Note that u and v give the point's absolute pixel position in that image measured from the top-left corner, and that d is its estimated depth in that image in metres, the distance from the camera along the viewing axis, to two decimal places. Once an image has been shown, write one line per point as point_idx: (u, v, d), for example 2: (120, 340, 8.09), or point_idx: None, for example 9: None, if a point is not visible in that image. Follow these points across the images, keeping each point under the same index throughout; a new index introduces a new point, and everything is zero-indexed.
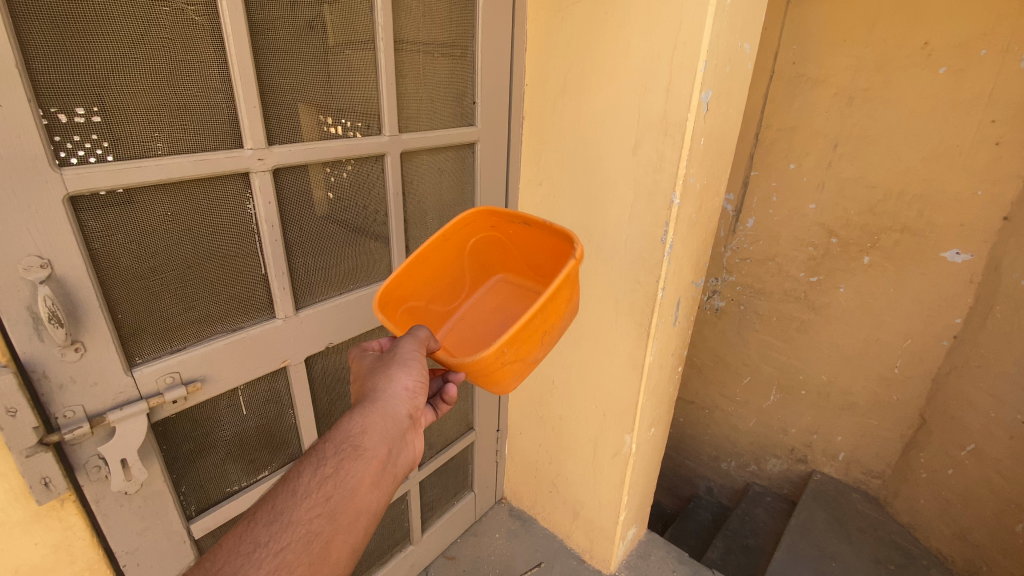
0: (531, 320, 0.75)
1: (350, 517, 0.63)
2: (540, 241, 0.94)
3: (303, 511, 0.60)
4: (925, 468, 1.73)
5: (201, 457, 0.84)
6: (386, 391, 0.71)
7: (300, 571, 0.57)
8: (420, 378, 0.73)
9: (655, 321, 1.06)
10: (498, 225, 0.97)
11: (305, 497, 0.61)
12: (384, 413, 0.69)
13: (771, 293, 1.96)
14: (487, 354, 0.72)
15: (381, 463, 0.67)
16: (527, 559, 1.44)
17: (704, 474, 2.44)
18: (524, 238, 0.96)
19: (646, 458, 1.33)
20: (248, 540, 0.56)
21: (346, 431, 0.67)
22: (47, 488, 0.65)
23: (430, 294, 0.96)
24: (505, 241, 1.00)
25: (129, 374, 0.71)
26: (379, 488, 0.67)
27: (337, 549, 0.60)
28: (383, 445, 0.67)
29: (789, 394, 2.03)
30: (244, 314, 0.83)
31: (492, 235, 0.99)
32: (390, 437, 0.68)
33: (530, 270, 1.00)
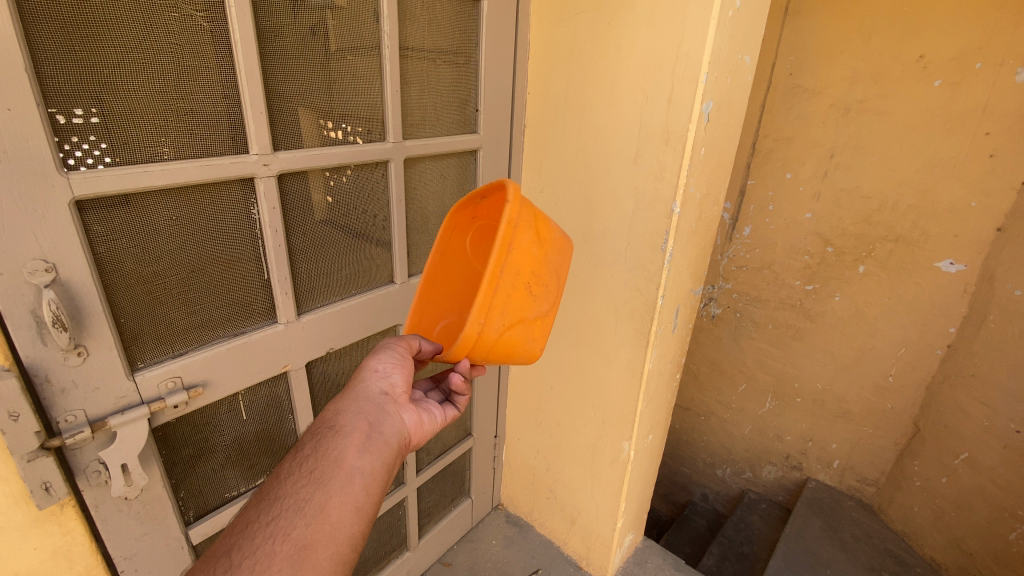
0: (497, 281, 0.70)
1: (341, 480, 0.63)
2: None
3: (289, 483, 0.62)
4: (919, 476, 1.74)
5: (200, 462, 0.84)
6: (358, 378, 0.76)
7: (298, 533, 0.57)
8: (391, 358, 0.77)
9: (655, 328, 1.07)
10: (478, 212, 0.92)
11: (290, 474, 0.63)
12: (356, 392, 0.74)
13: (767, 301, 1.98)
14: (466, 335, 0.71)
15: (364, 432, 0.69)
16: (524, 565, 1.44)
17: (699, 481, 2.44)
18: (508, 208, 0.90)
19: (644, 465, 1.33)
20: (241, 523, 0.59)
21: (323, 418, 0.71)
22: (48, 493, 0.65)
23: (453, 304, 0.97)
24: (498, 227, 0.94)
25: (130, 379, 0.70)
26: (369, 454, 0.67)
27: (336, 510, 0.60)
28: (360, 420, 0.70)
29: (785, 402, 2.04)
30: (245, 319, 0.83)
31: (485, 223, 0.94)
32: (367, 413, 0.71)
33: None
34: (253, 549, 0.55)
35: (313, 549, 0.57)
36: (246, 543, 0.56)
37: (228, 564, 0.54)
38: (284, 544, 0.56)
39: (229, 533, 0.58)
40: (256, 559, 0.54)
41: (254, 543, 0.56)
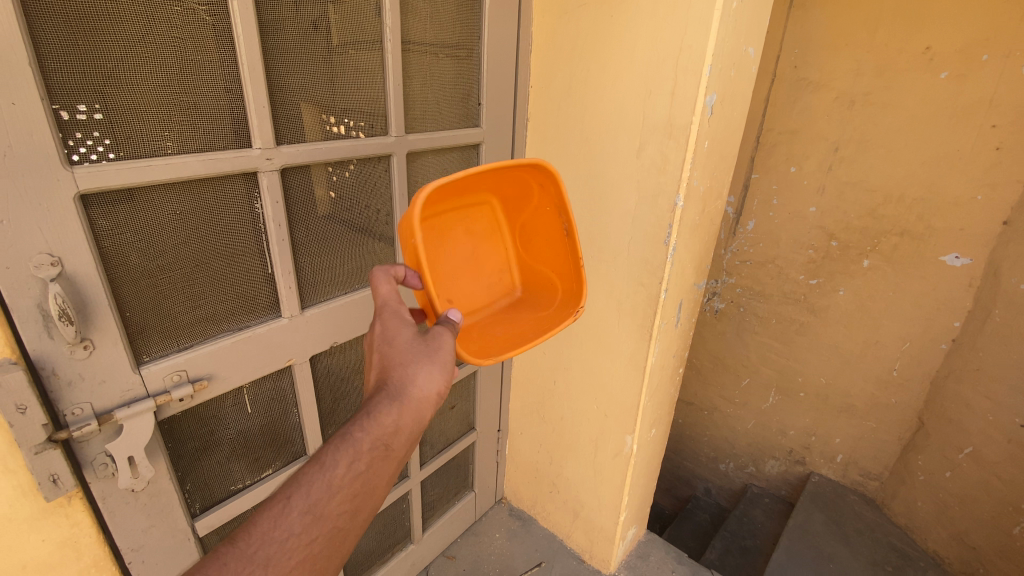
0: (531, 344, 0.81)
1: (367, 513, 0.61)
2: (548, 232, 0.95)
3: (332, 509, 0.58)
4: (923, 471, 1.74)
5: (206, 455, 0.85)
6: (422, 385, 0.65)
7: (321, 565, 0.57)
8: (450, 377, 0.68)
9: (657, 322, 1.07)
10: (541, 189, 0.90)
11: (336, 494, 0.58)
12: (416, 405, 0.64)
13: (771, 295, 1.97)
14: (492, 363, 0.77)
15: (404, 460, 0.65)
16: (527, 559, 1.45)
17: (702, 475, 2.44)
18: (540, 219, 0.95)
19: (647, 458, 1.33)
20: (279, 529, 0.55)
21: (382, 426, 0.61)
22: (56, 485, 0.65)
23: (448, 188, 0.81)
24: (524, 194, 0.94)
25: (136, 372, 0.71)
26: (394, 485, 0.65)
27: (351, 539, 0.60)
28: (408, 446, 0.64)
29: (789, 396, 2.03)
30: (250, 312, 0.84)
31: (529, 181, 0.91)
32: (415, 436, 0.65)
33: (519, 243, 1.01)
34: (285, 572, 0.54)
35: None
36: (279, 562, 0.54)
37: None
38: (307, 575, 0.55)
39: (267, 539, 0.54)
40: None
41: (286, 564, 0.54)
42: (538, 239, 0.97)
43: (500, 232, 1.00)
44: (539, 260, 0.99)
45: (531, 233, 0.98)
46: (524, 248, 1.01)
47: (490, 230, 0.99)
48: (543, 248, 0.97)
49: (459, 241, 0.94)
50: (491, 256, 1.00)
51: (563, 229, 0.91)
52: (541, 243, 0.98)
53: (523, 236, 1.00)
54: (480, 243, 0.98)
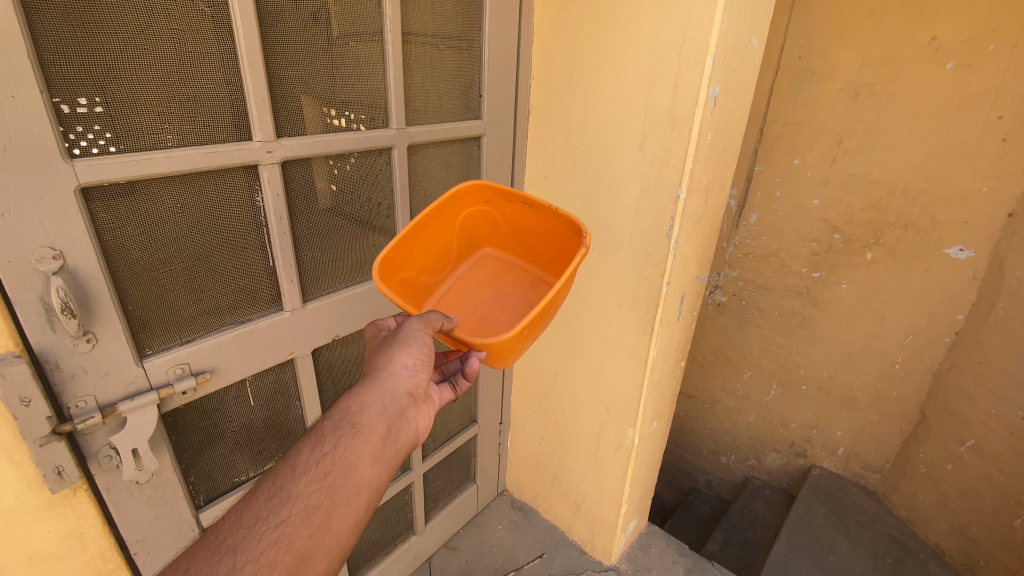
0: (547, 305, 0.77)
1: (350, 491, 0.62)
2: (534, 225, 0.98)
3: (301, 486, 0.60)
4: (924, 464, 1.74)
5: (209, 448, 0.85)
6: (387, 371, 0.71)
7: (301, 543, 0.57)
8: (422, 358, 0.73)
9: (659, 315, 1.07)
10: (494, 201, 0.99)
11: (306, 473, 0.62)
12: (381, 388, 0.70)
13: (773, 289, 1.97)
14: (510, 336, 0.73)
15: (381, 436, 0.67)
16: (529, 550, 1.46)
17: (704, 468, 2.45)
18: (521, 218, 0.99)
19: (648, 451, 1.33)
20: (250, 514, 0.58)
21: (345, 410, 0.68)
22: (60, 477, 0.66)
23: (420, 265, 0.95)
24: (496, 217, 1.02)
25: (139, 365, 0.71)
26: (381, 464, 0.66)
27: (337, 522, 0.60)
28: (381, 422, 0.68)
29: (791, 389, 2.03)
30: (252, 306, 0.84)
31: (485, 210, 1.01)
32: (388, 414, 0.69)
33: (524, 250, 1.05)
34: (255, 554, 0.55)
35: (309, 562, 0.57)
36: (251, 544, 0.56)
37: (230, 565, 0.54)
38: (285, 554, 0.56)
39: (237, 524, 0.57)
40: (258, 566, 0.54)
41: (257, 546, 0.55)
42: (533, 233, 1.00)
43: (514, 262, 1.08)
44: (546, 251, 1.01)
45: (526, 233, 1.02)
46: (532, 246, 1.03)
47: (505, 269, 1.08)
48: (544, 238, 0.99)
49: (482, 296, 1.05)
50: (520, 282, 1.06)
51: (527, 206, 0.95)
52: (535, 235, 1.00)
53: (524, 242, 1.04)
54: (502, 283, 1.07)
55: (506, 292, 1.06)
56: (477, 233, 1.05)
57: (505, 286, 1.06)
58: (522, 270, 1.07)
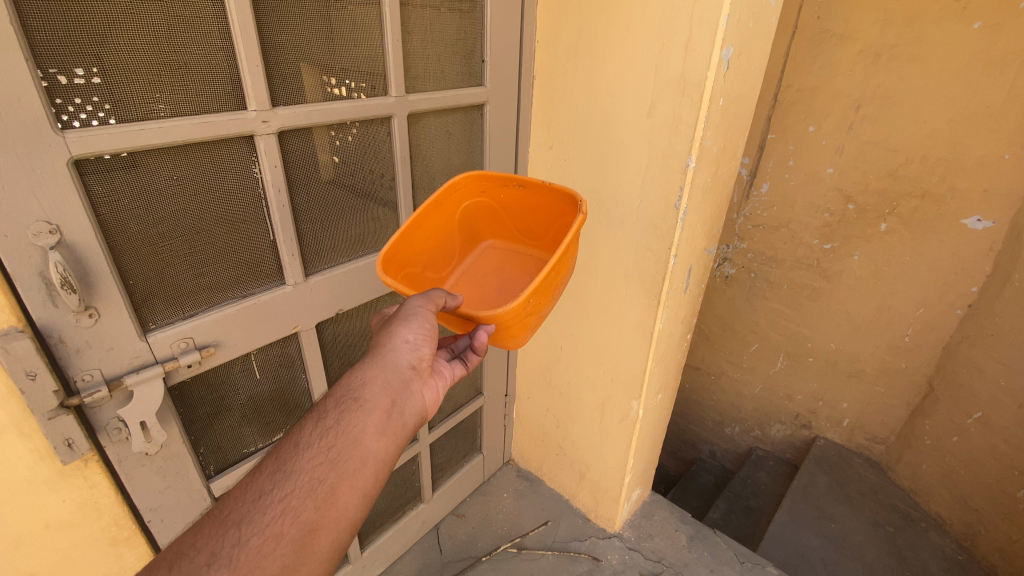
0: (551, 270, 0.76)
1: (356, 464, 0.63)
2: (533, 206, 0.97)
3: (305, 460, 0.61)
4: (929, 435, 1.74)
5: (218, 420, 0.86)
6: (388, 346, 0.71)
7: (307, 515, 0.58)
8: (423, 332, 0.72)
9: (666, 288, 1.05)
10: (489, 190, 0.98)
11: (309, 448, 0.63)
12: (382, 363, 0.70)
13: (783, 261, 1.94)
14: (514, 305, 0.72)
15: (385, 410, 0.67)
16: (534, 517, 1.49)
17: (708, 438, 2.47)
18: (518, 202, 0.98)
19: (653, 423, 1.34)
20: (255, 489, 0.59)
21: (348, 386, 0.68)
22: (71, 449, 0.67)
23: (424, 261, 0.93)
24: (495, 206, 1.01)
25: (143, 340, 0.71)
26: (386, 437, 0.66)
27: (345, 494, 0.61)
28: (384, 396, 0.68)
29: (798, 362, 2.03)
30: (254, 280, 0.83)
31: (483, 201, 1.00)
32: (392, 388, 0.69)
33: (523, 235, 1.03)
34: (261, 527, 0.56)
35: (316, 534, 0.58)
36: (256, 517, 0.57)
37: (236, 537, 0.55)
38: (291, 526, 0.57)
39: (241, 499, 0.58)
40: (264, 538, 0.56)
41: (262, 519, 0.57)
42: (532, 215, 0.99)
43: (517, 250, 1.06)
44: (548, 231, 0.98)
45: (525, 218, 1.00)
46: (531, 228, 1.01)
47: (508, 257, 1.06)
48: (543, 218, 0.97)
49: (488, 287, 1.03)
50: (524, 268, 1.04)
51: (523, 187, 0.94)
52: (535, 214, 0.98)
53: (524, 227, 1.02)
54: (507, 272, 1.04)
55: (512, 279, 1.03)
56: (477, 227, 1.04)
57: (511, 273, 1.03)
58: (527, 256, 1.05)
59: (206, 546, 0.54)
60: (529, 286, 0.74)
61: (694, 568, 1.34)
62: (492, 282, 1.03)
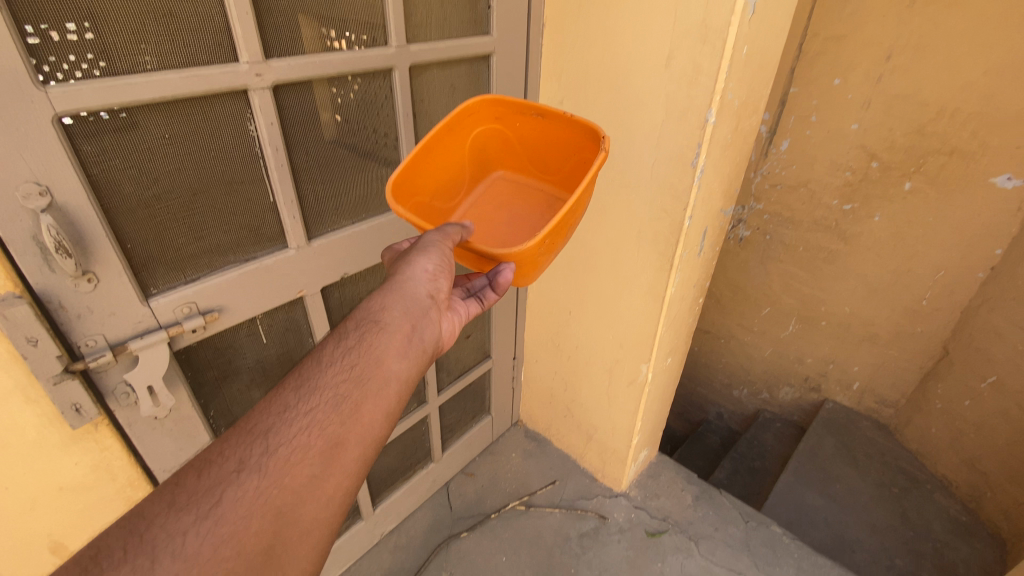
0: (569, 209, 0.73)
1: (379, 383, 0.62)
2: (547, 137, 0.92)
3: (330, 376, 0.61)
4: (941, 399, 1.73)
5: (227, 383, 0.86)
6: (408, 271, 0.69)
7: (333, 430, 0.58)
8: (443, 261, 0.70)
9: (679, 251, 1.02)
10: (504, 117, 0.93)
11: (333, 365, 0.62)
12: (403, 286, 0.68)
13: (800, 222, 1.87)
14: (531, 245, 0.70)
15: (406, 333, 0.66)
16: (542, 476, 1.52)
17: (715, 401, 2.48)
18: (533, 133, 0.94)
19: (662, 387, 1.33)
20: (279, 402, 0.58)
21: (369, 308, 0.67)
22: (79, 413, 0.67)
23: (434, 189, 0.90)
24: (509, 135, 0.97)
25: (145, 305, 0.70)
26: (408, 359, 0.66)
27: (369, 412, 0.61)
28: (406, 318, 0.67)
29: (810, 325, 2.00)
30: (256, 244, 0.81)
31: (496, 129, 0.95)
32: (413, 312, 0.68)
33: (538, 169, 0.99)
34: (288, 439, 0.55)
35: (342, 448, 0.57)
36: (283, 428, 0.56)
37: (263, 447, 0.54)
38: (318, 439, 0.56)
39: (265, 411, 0.57)
40: (292, 448, 0.55)
41: (289, 431, 0.56)
42: (546, 148, 0.94)
43: (527, 181, 1.02)
44: (560, 165, 0.94)
45: (538, 151, 0.96)
46: (545, 162, 0.97)
47: (519, 189, 1.03)
48: (560, 152, 0.93)
49: (497, 219, 1.00)
50: (534, 201, 1.01)
51: (540, 115, 0.89)
52: (549, 146, 0.93)
53: (537, 161, 0.98)
54: (517, 204, 1.01)
55: (522, 211, 1.00)
56: (489, 155, 0.99)
57: (521, 205, 1.01)
58: (538, 190, 1.01)
59: (233, 454, 0.54)
60: (547, 225, 0.71)
61: (699, 526, 1.36)
62: (501, 214, 1.00)
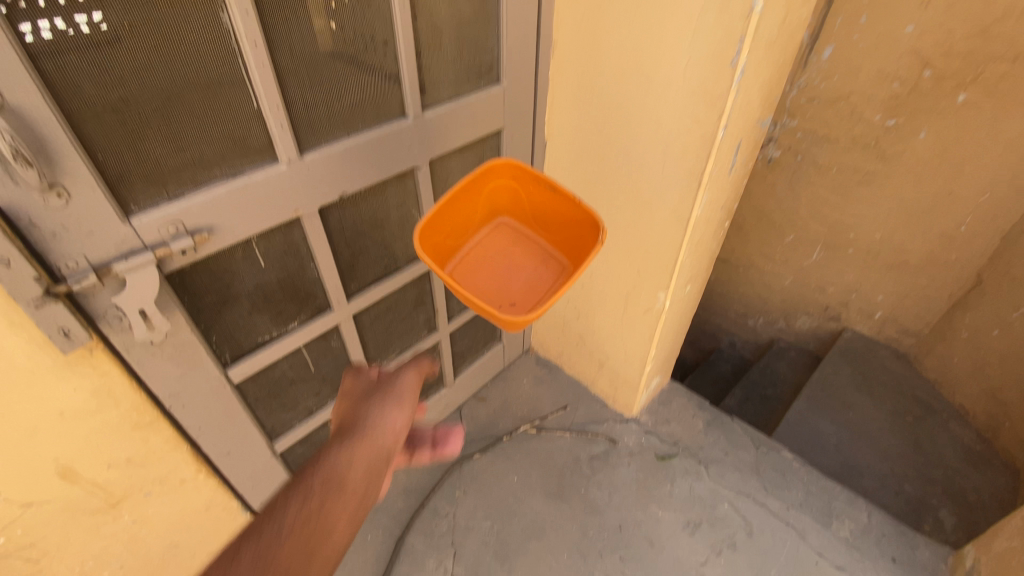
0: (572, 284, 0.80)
1: (332, 540, 0.58)
2: (557, 209, 0.94)
3: (285, 530, 0.56)
4: (968, 329, 1.67)
5: (227, 309, 0.82)
6: (375, 424, 0.69)
7: None
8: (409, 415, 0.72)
9: (709, 168, 0.92)
10: (522, 178, 0.95)
11: (289, 522, 0.57)
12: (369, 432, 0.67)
13: (836, 141, 1.72)
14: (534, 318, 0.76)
15: (367, 477, 0.64)
16: (554, 402, 1.52)
17: (729, 329, 2.45)
18: (545, 199, 0.95)
19: (678, 315, 1.28)
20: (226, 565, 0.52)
21: (333, 453, 0.64)
22: (69, 338, 0.63)
23: (446, 228, 0.93)
24: (521, 194, 0.99)
25: (127, 224, 0.64)
26: (365, 506, 0.63)
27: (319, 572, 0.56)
28: (369, 462, 0.65)
29: (836, 253, 1.90)
30: (243, 157, 0.73)
31: (512, 186, 0.97)
32: (376, 457, 0.66)
33: (542, 227, 1.01)
34: None
35: None
36: None
37: None
38: None
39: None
40: None
41: None
42: (555, 217, 0.97)
43: (528, 231, 1.03)
44: (565, 229, 0.97)
45: (547, 218, 0.98)
46: (552, 233, 1.00)
47: (520, 239, 1.04)
48: (566, 226, 0.96)
49: (494, 263, 1.03)
50: (532, 256, 1.03)
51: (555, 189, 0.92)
52: (555, 213, 0.96)
53: (542, 222, 1.00)
54: (514, 252, 1.04)
55: (519, 261, 1.03)
56: (500, 203, 1.01)
57: (521, 261, 1.03)
58: (538, 246, 1.03)
59: None
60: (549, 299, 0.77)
61: (709, 451, 1.37)
62: (499, 261, 1.03)
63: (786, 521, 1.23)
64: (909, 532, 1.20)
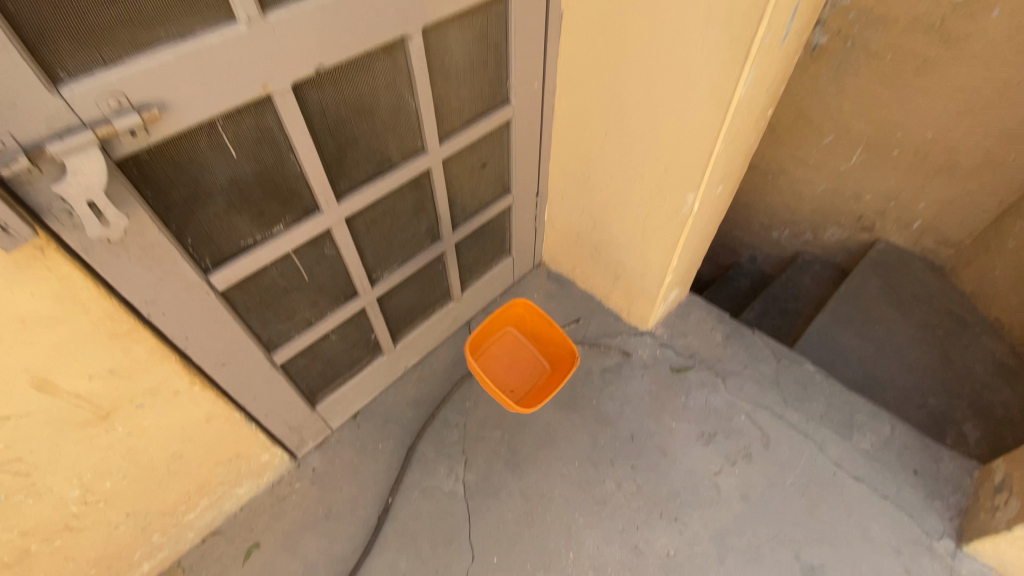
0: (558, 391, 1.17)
1: None
2: (551, 327, 1.29)
3: None
4: (1016, 237, 1.54)
5: (199, 207, 0.72)
6: None
7: None
8: None
9: (761, 33, 0.75)
10: (530, 318, 1.34)
11: None
12: None
13: (896, 21, 1.47)
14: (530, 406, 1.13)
15: None
16: (566, 316, 1.45)
17: (751, 243, 2.32)
18: (543, 330, 1.32)
19: (706, 220, 1.16)
20: None
21: None
22: (8, 234, 0.53)
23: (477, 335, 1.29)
24: (524, 338, 1.37)
25: (56, 95, 0.53)
26: None
27: None
28: None
29: (878, 156, 1.73)
30: (193, 14, 0.59)
31: (522, 316, 1.34)
32: None
33: (536, 333, 1.35)
34: None
35: None
36: None
37: None
38: None
39: None
40: None
41: None
42: (550, 338, 1.31)
43: (525, 342, 1.37)
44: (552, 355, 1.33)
45: (543, 336, 1.33)
46: (548, 351, 1.33)
47: (518, 347, 1.37)
48: (556, 342, 1.31)
49: (497, 355, 1.34)
50: (528, 351, 1.36)
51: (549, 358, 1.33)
52: (549, 341, 1.32)
53: (538, 339, 1.35)
54: (513, 352, 1.35)
55: (517, 355, 1.35)
56: (508, 319, 1.34)
57: (518, 354, 1.35)
58: (531, 346, 1.36)
59: None
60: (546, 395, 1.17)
61: (728, 364, 1.32)
62: (501, 355, 1.34)
63: (805, 433, 1.20)
64: (932, 444, 1.17)
